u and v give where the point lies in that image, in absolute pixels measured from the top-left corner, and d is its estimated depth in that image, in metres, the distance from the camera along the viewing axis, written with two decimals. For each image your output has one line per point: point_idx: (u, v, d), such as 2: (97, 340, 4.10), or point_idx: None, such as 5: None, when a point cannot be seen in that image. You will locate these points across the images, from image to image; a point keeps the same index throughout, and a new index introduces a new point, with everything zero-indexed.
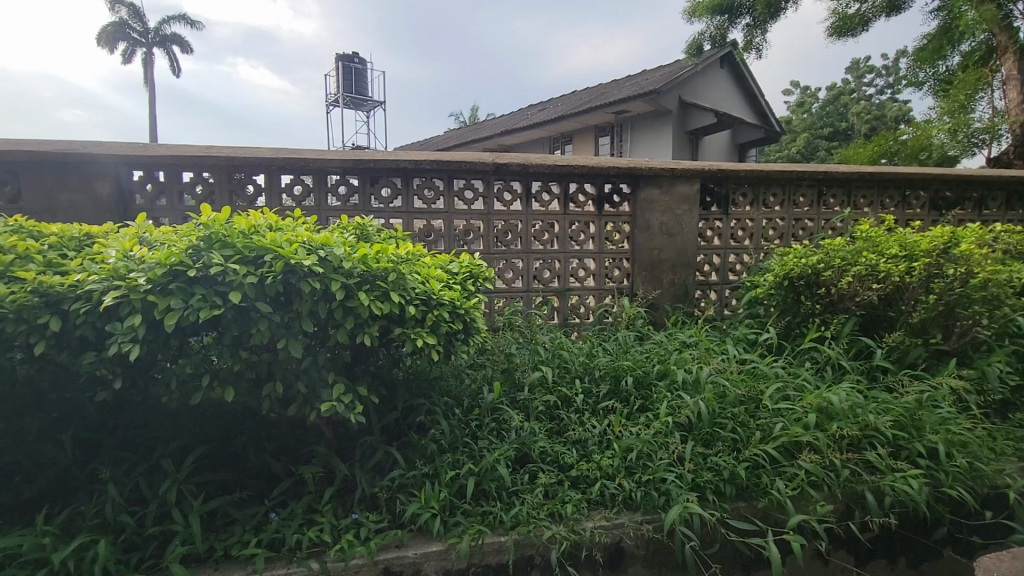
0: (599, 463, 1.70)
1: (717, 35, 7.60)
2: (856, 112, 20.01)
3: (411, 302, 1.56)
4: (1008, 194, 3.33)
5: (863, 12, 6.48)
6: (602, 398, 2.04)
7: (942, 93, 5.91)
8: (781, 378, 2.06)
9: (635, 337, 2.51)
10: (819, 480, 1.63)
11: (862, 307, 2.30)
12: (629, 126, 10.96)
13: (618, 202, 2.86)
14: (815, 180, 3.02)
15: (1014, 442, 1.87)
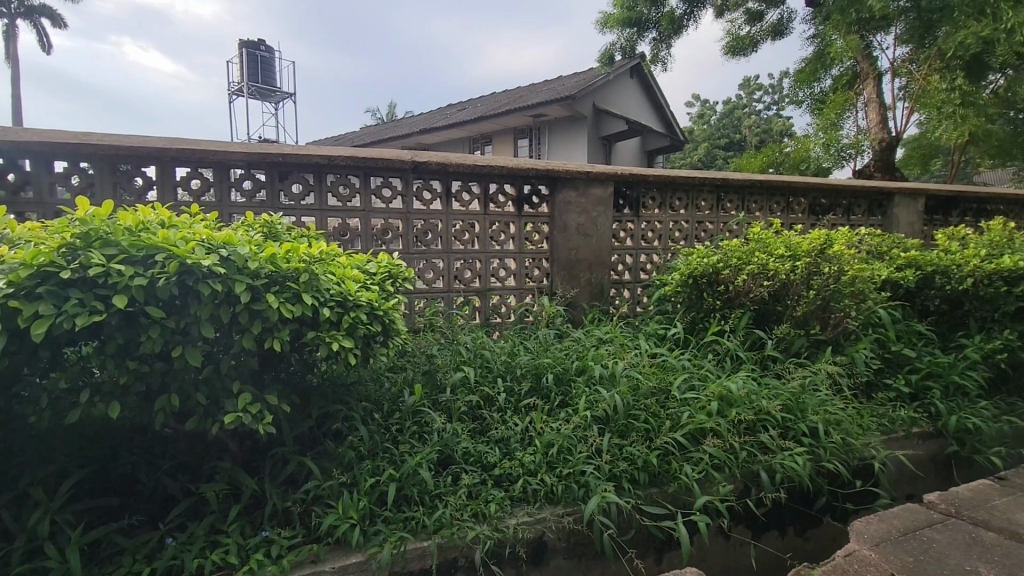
0: (521, 460, 1.73)
1: (627, 46, 8.00)
2: (748, 125, 21.95)
3: (325, 303, 1.49)
4: (870, 201, 3.80)
5: (753, 34, 7.16)
6: (524, 396, 2.07)
7: (818, 111, 6.66)
8: (687, 369, 2.21)
9: (554, 335, 2.57)
10: (721, 463, 1.77)
11: (755, 302, 2.53)
12: (547, 129, 11.23)
13: (537, 203, 2.91)
14: (714, 185, 3.26)
15: (877, 418, 2.15)
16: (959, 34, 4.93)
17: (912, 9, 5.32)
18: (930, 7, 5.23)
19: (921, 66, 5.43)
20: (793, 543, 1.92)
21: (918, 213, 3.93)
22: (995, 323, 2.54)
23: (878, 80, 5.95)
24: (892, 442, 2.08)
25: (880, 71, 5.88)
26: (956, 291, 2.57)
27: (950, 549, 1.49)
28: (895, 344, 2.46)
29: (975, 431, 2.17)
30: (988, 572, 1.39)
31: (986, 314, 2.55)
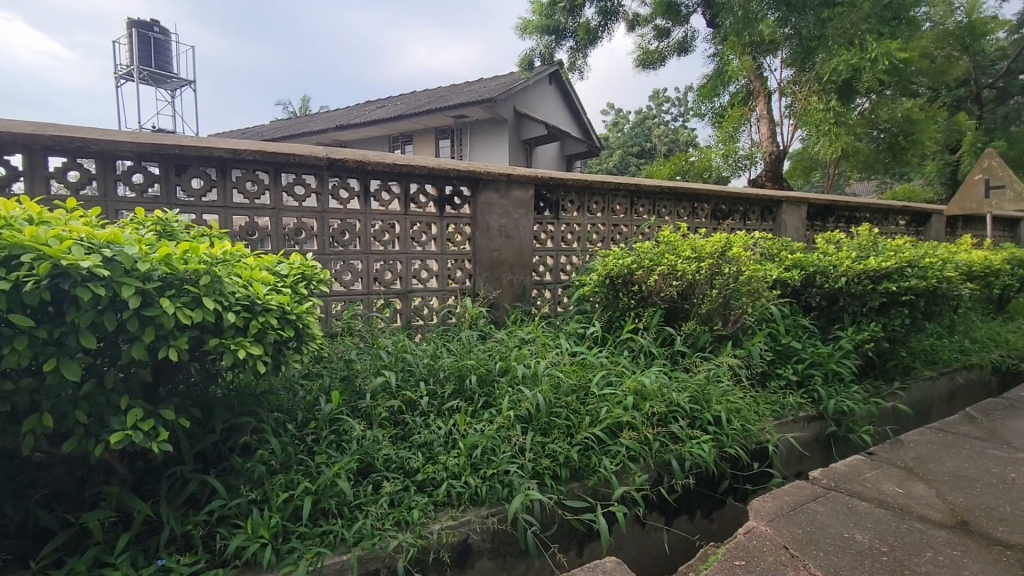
0: (444, 463, 1.71)
1: (546, 53, 8.21)
2: (658, 135, 23.31)
3: (230, 308, 1.38)
4: (762, 208, 4.18)
5: (661, 50, 7.62)
6: (447, 398, 2.05)
7: (718, 124, 7.22)
8: (605, 366, 2.30)
9: (477, 336, 2.57)
10: (637, 454, 1.86)
11: (665, 300, 2.68)
12: (468, 130, 11.23)
13: (459, 204, 2.90)
14: (628, 190, 3.43)
15: (771, 405, 2.36)
16: (832, 61, 5.57)
17: (795, 36, 5.93)
18: (810, 35, 5.85)
19: (803, 88, 6.06)
20: (701, 525, 2.06)
21: (802, 220, 4.38)
22: (863, 316, 2.89)
23: (768, 99, 6.56)
24: (784, 426, 2.30)
25: (769, 91, 6.49)
26: (833, 288, 2.89)
27: (830, 519, 1.67)
28: (785, 337, 2.72)
29: (849, 412, 2.45)
30: (862, 537, 1.57)
31: (856, 308, 2.90)
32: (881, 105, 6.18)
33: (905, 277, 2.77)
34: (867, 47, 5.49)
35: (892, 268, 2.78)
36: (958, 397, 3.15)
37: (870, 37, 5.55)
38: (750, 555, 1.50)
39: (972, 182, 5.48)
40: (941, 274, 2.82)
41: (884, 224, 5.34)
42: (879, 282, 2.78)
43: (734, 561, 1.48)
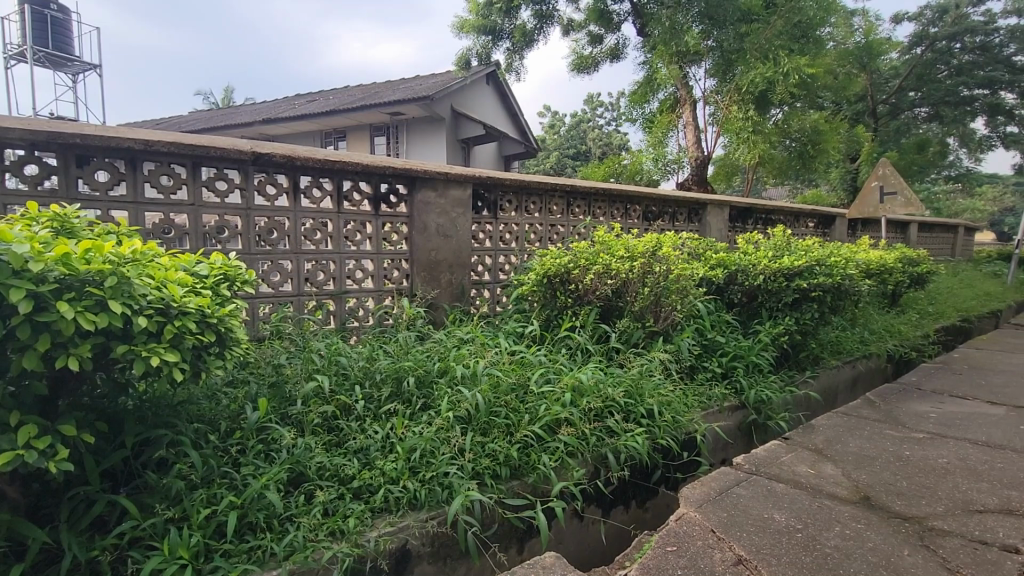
0: (382, 468, 1.67)
1: (482, 53, 8.21)
2: (593, 138, 23.95)
3: (141, 312, 1.27)
4: (689, 211, 4.40)
5: (594, 55, 7.83)
6: (384, 402, 2.00)
7: (648, 129, 7.53)
8: (544, 364, 2.33)
9: (415, 337, 2.53)
10: (575, 449, 1.89)
11: (601, 299, 2.76)
12: (404, 128, 11.00)
13: (395, 203, 2.83)
14: (564, 191, 3.49)
15: (698, 396, 2.49)
16: (750, 73, 5.97)
17: (717, 48, 6.30)
18: (730, 48, 6.24)
19: (724, 98, 6.44)
20: (636, 515, 2.13)
21: (725, 221, 4.65)
22: (779, 311, 3.11)
23: (693, 106, 6.93)
24: (710, 416, 2.43)
25: (694, 99, 6.85)
26: (753, 286, 3.09)
27: (752, 502, 1.78)
28: (711, 332, 2.88)
29: (768, 401, 2.63)
30: (780, 517, 1.69)
31: (773, 304, 3.12)
32: (792, 116, 6.69)
33: (814, 275, 3.02)
34: (780, 62, 5.93)
35: (803, 266, 3.02)
36: (860, 383, 3.46)
37: (783, 52, 5.99)
38: (681, 540, 1.58)
39: (869, 188, 6.05)
40: (844, 271, 3.10)
41: (796, 226, 5.78)
42: (792, 280, 3.01)
43: (667, 547, 1.54)
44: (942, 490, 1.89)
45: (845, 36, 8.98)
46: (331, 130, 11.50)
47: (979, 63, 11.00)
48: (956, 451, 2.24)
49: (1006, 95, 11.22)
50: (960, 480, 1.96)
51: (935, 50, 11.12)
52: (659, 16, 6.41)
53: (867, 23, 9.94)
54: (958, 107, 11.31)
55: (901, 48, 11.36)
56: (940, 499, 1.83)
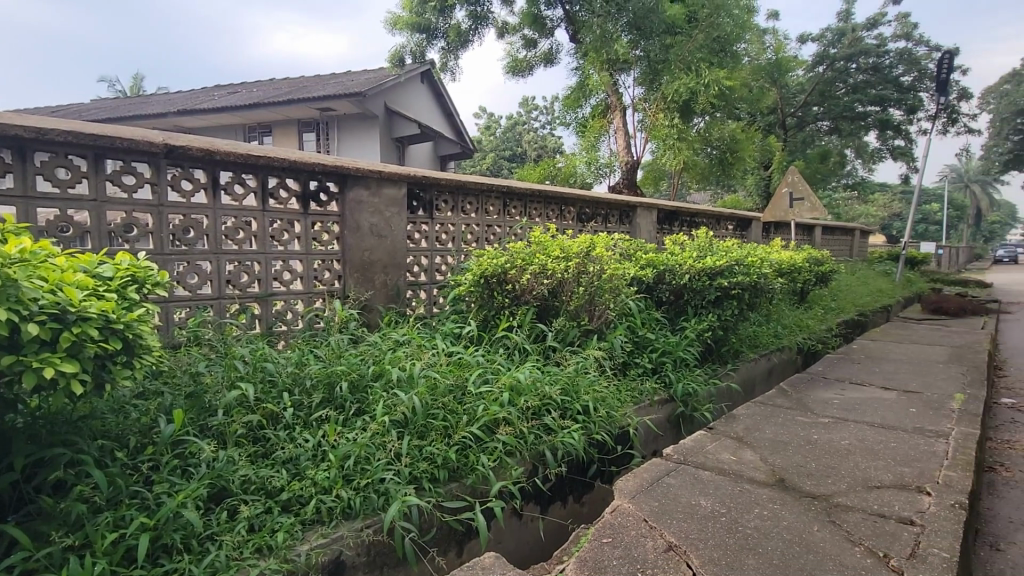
0: (313, 478, 1.59)
1: (417, 51, 8.09)
2: (528, 140, 24.29)
3: (32, 318, 1.13)
4: (621, 213, 4.56)
5: (528, 59, 7.95)
6: (315, 409, 1.92)
7: (581, 133, 7.75)
8: (481, 364, 2.33)
9: (347, 340, 2.44)
10: (513, 449, 1.90)
11: (537, 299, 2.80)
12: (334, 124, 10.61)
13: (325, 201, 2.72)
14: (500, 192, 3.50)
15: (630, 392, 2.58)
16: (675, 83, 6.31)
17: (644, 58, 6.61)
18: (656, 58, 6.56)
19: (652, 105, 6.75)
20: (573, 510, 2.17)
21: (653, 223, 4.86)
22: (704, 309, 3.29)
23: (623, 113, 7.22)
24: (642, 410, 2.52)
25: (624, 105, 7.14)
26: (680, 284, 3.25)
27: (681, 490, 1.87)
28: (641, 330, 2.99)
29: (694, 394, 2.78)
30: (706, 503, 1.79)
31: (698, 302, 3.29)
32: (713, 125, 7.12)
33: (734, 275, 3.23)
34: (702, 73, 6.31)
35: (723, 266, 3.22)
36: (774, 374, 3.74)
37: (704, 65, 6.37)
38: (616, 531, 1.63)
39: (781, 194, 6.55)
40: (760, 271, 3.34)
41: (717, 228, 6.16)
42: (714, 279, 3.20)
43: (603, 539, 1.59)
44: (846, 469, 2.07)
45: (758, 53, 9.69)
46: (255, 125, 10.88)
47: (871, 82, 12.23)
48: (857, 434, 2.46)
49: (893, 113, 12.56)
50: (860, 460, 2.16)
51: (835, 69, 12.27)
52: (590, 23, 6.65)
53: (777, 41, 10.78)
54: (855, 122, 12.52)
55: (806, 66, 12.41)
56: (844, 478, 2.01)
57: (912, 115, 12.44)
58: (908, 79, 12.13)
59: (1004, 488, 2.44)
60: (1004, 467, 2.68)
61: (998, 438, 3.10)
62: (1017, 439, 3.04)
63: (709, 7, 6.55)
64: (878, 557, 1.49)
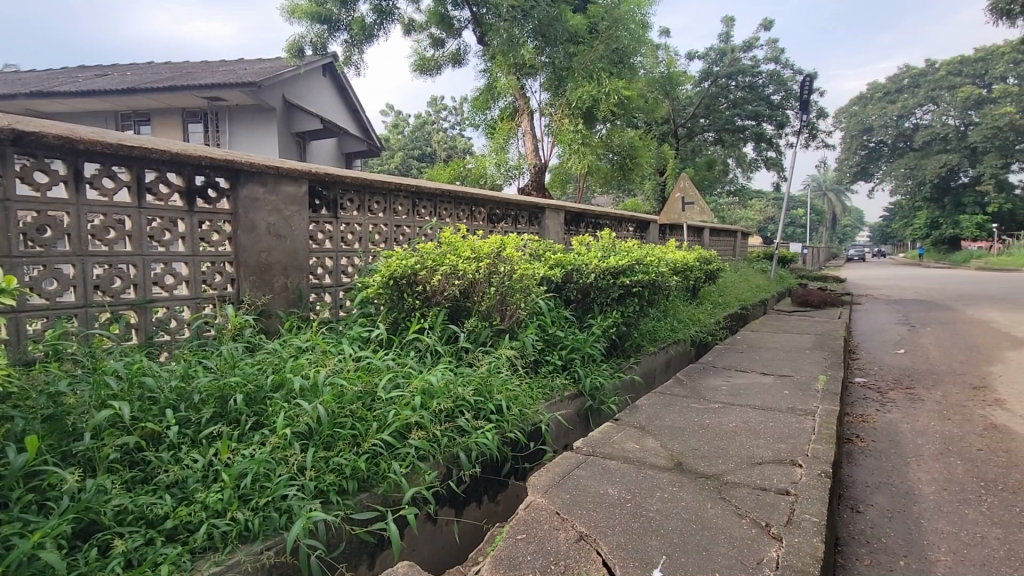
0: (203, 501, 1.45)
1: (317, 42, 7.71)
2: (437, 140, 24.04)
3: None
4: (530, 214, 4.66)
5: (436, 58, 7.89)
6: (205, 426, 1.76)
7: (490, 135, 7.84)
8: (392, 368, 2.26)
9: (242, 349, 2.26)
10: (426, 453, 1.86)
11: (449, 300, 2.77)
12: (225, 115, 9.78)
13: (214, 197, 2.49)
14: (409, 191, 3.40)
15: (542, 388, 2.64)
16: (578, 90, 6.61)
17: (550, 64, 6.84)
18: (561, 66, 6.80)
19: (558, 110, 7.00)
20: (488, 509, 2.16)
21: (560, 225, 5.03)
22: (609, 306, 3.47)
23: (530, 116, 7.40)
24: (553, 406, 2.59)
25: (531, 109, 7.32)
26: (586, 284, 3.38)
27: (590, 481, 1.95)
28: (552, 327, 3.06)
29: (600, 387, 2.91)
30: (613, 491, 1.88)
31: (603, 300, 3.46)
32: (613, 132, 7.54)
33: (634, 273, 3.44)
34: (602, 82, 6.66)
35: (625, 265, 3.41)
36: (672, 365, 4.02)
37: (604, 74, 6.73)
38: (530, 527, 1.66)
39: (674, 199, 7.07)
40: (657, 270, 3.59)
41: (620, 230, 6.51)
42: (617, 278, 3.39)
43: (517, 536, 1.61)
44: (733, 449, 2.29)
45: (653, 66, 10.38)
46: (130, 112, 9.70)
47: (748, 99, 13.60)
48: (742, 416, 2.72)
49: (766, 127, 14.06)
50: (745, 440, 2.39)
51: (718, 85, 13.48)
52: (497, 27, 6.67)
53: (668, 57, 11.65)
54: (735, 134, 13.85)
55: (694, 81, 13.49)
56: (732, 457, 2.21)
57: (781, 130, 14.03)
58: (777, 98, 13.66)
59: (860, 457, 2.83)
60: (859, 438, 3.10)
61: (854, 413, 3.58)
62: (868, 413, 3.54)
63: (608, 20, 6.92)
64: (761, 526, 1.65)
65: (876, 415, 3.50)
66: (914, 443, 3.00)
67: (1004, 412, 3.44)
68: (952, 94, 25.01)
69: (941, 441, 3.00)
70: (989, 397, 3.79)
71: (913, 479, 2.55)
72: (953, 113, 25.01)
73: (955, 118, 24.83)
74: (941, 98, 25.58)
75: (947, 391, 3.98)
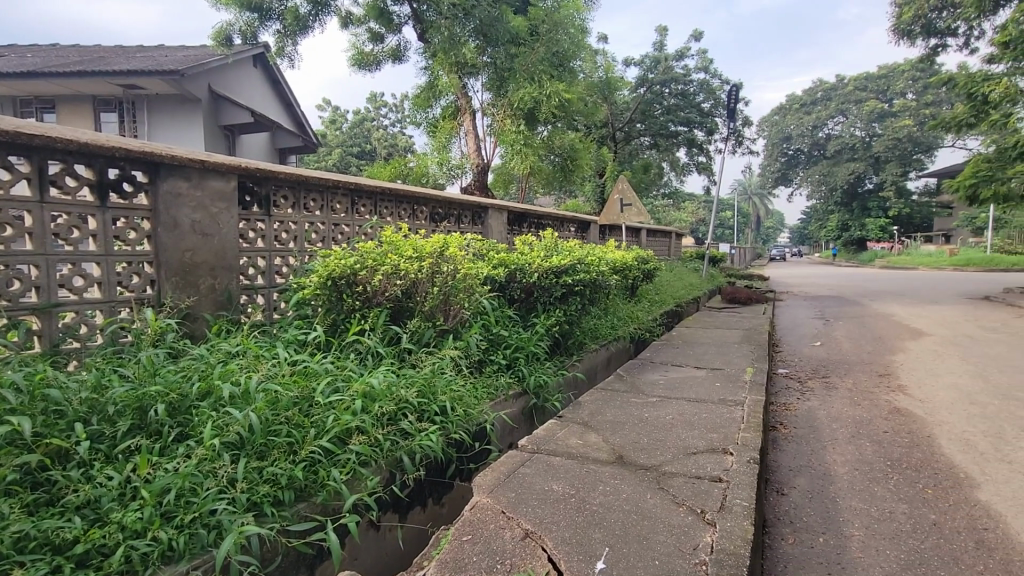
0: (120, 522, 1.33)
1: (247, 31, 7.32)
2: (376, 137, 23.46)
3: None
4: (473, 213, 4.64)
5: (375, 53, 7.71)
6: (121, 440, 1.62)
7: (432, 133, 7.78)
8: (331, 372, 2.18)
9: (164, 355, 2.10)
10: (368, 458, 1.81)
11: (390, 300, 2.71)
12: (143, 105, 9.08)
13: (130, 192, 2.29)
14: (348, 189, 3.29)
15: (486, 388, 2.64)
16: (520, 91, 6.69)
17: (492, 64, 6.85)
18: (502, 66, 6.84)
19: (500, 110, 7.05)
20: (433, 512, 2.12)
21: (504, 224, 5.05)
22: (552, 304, 3.53)
23: (472, 116, 7.39)
24: (497, 406, 2.59)
25: (473, 109, 7.33)
26: (530, 283, 3.40)
27: (535, 478, 1.97)
28: (496, 327, 3.06)
29: (545, 385, 2.94)
30: (558, 487, 1.91)
31: (547, 299, 3.51)
32: (555, 134, 7.66)
33: (576, 272, 3.52)
34: (544, 84, 6.76)
35: (567, 265, 3.48)
36: (612, 362, 4.13)
37: (545, 76, 6.83)
38: (475, 528, 1.65)
39: (613, 200, 7.29)
40: (597, 269, 3.70)
41: (561, 230, 6.62)
42: (560, 277, 3.45)
43: (463, 537, 1.59)
44: (670, 440, 2.38)
45: (593, 70, 10.66)
46: (31, 98, 8.84)
47: (680, 106, 14.24)
48: (678, 408, 2.85)
49: (698, 133, 14.80)
50: (682, 431, 2.50)
51: (652, 92, 14.00)
52: (438, 25, 6.59)
53: (607, 62, 12.00)
54: (669, 139, 14.48)
55: (630, 87, 13.95)
56: (669, 448, 2.30)
57: (710, 136, 14.81)
58: (707, 106, 14.40)
59: (784, 443, 3.03)
60: (783, 426, 3.31)
61: (779, 402, 3.83)
62: (790, 401, 3.80)
63: (548, 23, 7.03)
64: (696, 513, 1.73)
65: (797, 403, 3.77)
66: (830, 427, 3.25)
67: (906, 397, 3.80)
68: (859, 108, 27.38)
69: (853, 425, 3.27)
70: (893, 383, 4.17)
71: (830, 461, 2.76)
72: (860, 125, 27.36)
73: (861, 129, 27.18)
74: (850, 111, 27.93)
75: (858, 379, 4.35)
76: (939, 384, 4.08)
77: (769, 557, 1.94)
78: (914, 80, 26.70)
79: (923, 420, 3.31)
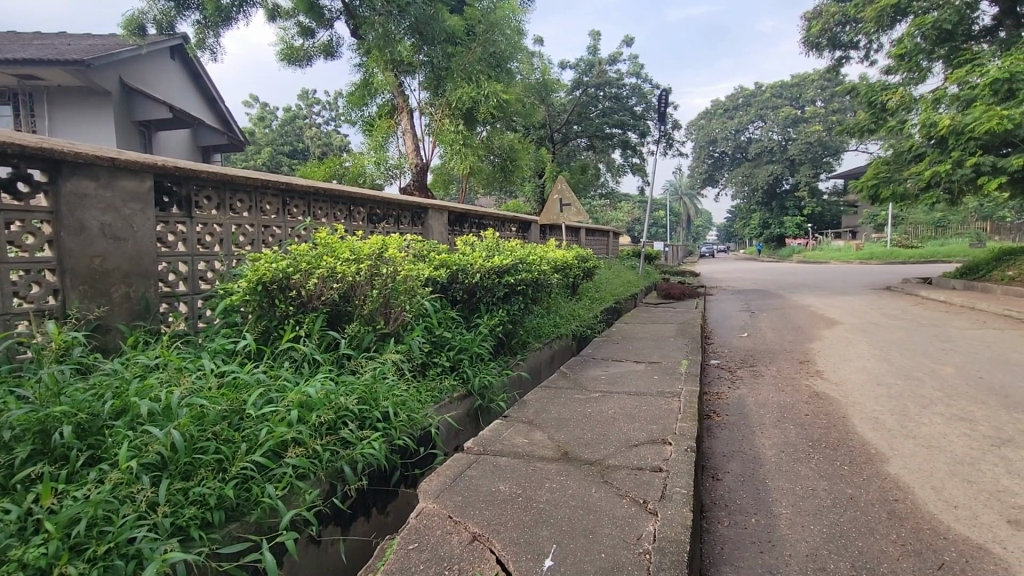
0: (19, 559, 1.19)
1: (162, 21, 6.84)
2: (309, 136, 22.59)
3: None
4: (412, 214, 4.56)
5: (306, 48, 7.41)
6: (20, 469, 1.45)
7: (369, 132, 7.61)
8: (262, 383, 2.06)
9: (70, 372, 1.90)
10: (306, 471, 1.72)
11: (327, 305, 2.60)
12: (42, 97, 8.25)
13: (26, 192, 2.06)
14: (278, 189, 3.13)
15: (429, 391, 2.59)
16: (457, 91, 6.65)
17: (428, 63, 6.81)
18: (439, 65, 6.78)
19: (437, 110, 7.01)
20: (378, 522, 2.04)
21: (444, 225, 4.99)
22: (494, 305, 3.53)
23: (410, 115, 7.29)
24: (442, 409, 2.54)
25: (410, 108, 7.25)
26: (472, 283, 3.37)
27: (482, 480, 1.96)
28: (439, 329, 3.00)
29: (489, 386, 2.93)
30: (504, 487, 1.90)
31: (489, 299, 3.50)
32: (494, 134, 7.65)
33: (517, 272, 3.56)
34: (481, 85, 6.75)
35: (509, 265, 3.51)
36: (556, 359, 4.19)
37: (482, 77, 6.83)
38: (421, 535, 1.61)
39: (553, 200, 7.40)
40: (538, 269, 3.77)
41: (503, 230, 6.65)
42: (501, 277, 3.47)
43: (409, 545, 1.56)
44: (612, 434, 2.44)
45: (531, 73, 10.82)
46: None
47: (614, 109, 14.68)
48: (619, 402, 2.93)
49: (631, 136, 15.33)
50: (624, 424, 2.56)
51: (588, 94, 14.33)
52: (371, 21, 6.43)
53: (542, 65, 12.20)
54: (605, 141, 14.88)
55: (567, 89, 14.25)
56: (612, 441, 2.36)
57: (643, 139, 15.40)
58: (639, 109, 14.92)
59: (717, 430, 3.19)
60: (715, 414, 3.49)
61: (712, 391, 4.03)
62: (721, 390, 4.01)
63: (485, 24, 7.00)
64: (639, 504, 1.78)
65: (728, 392, 3.98)
66: (758, 413, 3.45)
67: (823, 381, 4.11)
68: (775, 114, 29.40)
69: (779, 410, 3.50)
70: (812, 369, 4.50)
71: (759, 445, 2.94)
72: (777, 130, 29.34)
73: (778, 134, 29.16)
74: (768, 117, 29.94)
75: (782, 366, 4.65)
76: (852, 368, 4.45)
77: (707, 541, 2.02)
78: (822, 89, 29.07)
79: (838, 402, 3.59)
